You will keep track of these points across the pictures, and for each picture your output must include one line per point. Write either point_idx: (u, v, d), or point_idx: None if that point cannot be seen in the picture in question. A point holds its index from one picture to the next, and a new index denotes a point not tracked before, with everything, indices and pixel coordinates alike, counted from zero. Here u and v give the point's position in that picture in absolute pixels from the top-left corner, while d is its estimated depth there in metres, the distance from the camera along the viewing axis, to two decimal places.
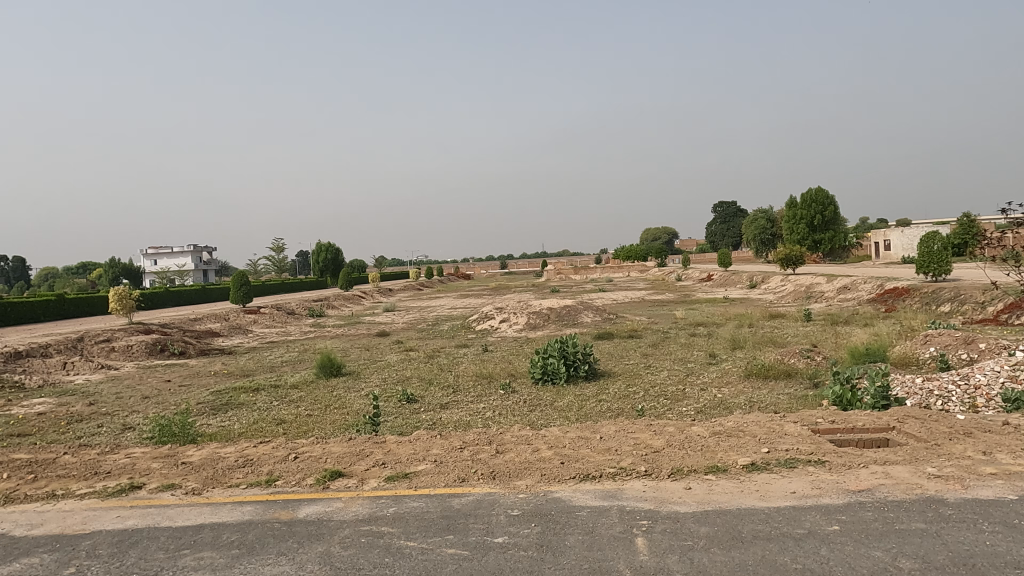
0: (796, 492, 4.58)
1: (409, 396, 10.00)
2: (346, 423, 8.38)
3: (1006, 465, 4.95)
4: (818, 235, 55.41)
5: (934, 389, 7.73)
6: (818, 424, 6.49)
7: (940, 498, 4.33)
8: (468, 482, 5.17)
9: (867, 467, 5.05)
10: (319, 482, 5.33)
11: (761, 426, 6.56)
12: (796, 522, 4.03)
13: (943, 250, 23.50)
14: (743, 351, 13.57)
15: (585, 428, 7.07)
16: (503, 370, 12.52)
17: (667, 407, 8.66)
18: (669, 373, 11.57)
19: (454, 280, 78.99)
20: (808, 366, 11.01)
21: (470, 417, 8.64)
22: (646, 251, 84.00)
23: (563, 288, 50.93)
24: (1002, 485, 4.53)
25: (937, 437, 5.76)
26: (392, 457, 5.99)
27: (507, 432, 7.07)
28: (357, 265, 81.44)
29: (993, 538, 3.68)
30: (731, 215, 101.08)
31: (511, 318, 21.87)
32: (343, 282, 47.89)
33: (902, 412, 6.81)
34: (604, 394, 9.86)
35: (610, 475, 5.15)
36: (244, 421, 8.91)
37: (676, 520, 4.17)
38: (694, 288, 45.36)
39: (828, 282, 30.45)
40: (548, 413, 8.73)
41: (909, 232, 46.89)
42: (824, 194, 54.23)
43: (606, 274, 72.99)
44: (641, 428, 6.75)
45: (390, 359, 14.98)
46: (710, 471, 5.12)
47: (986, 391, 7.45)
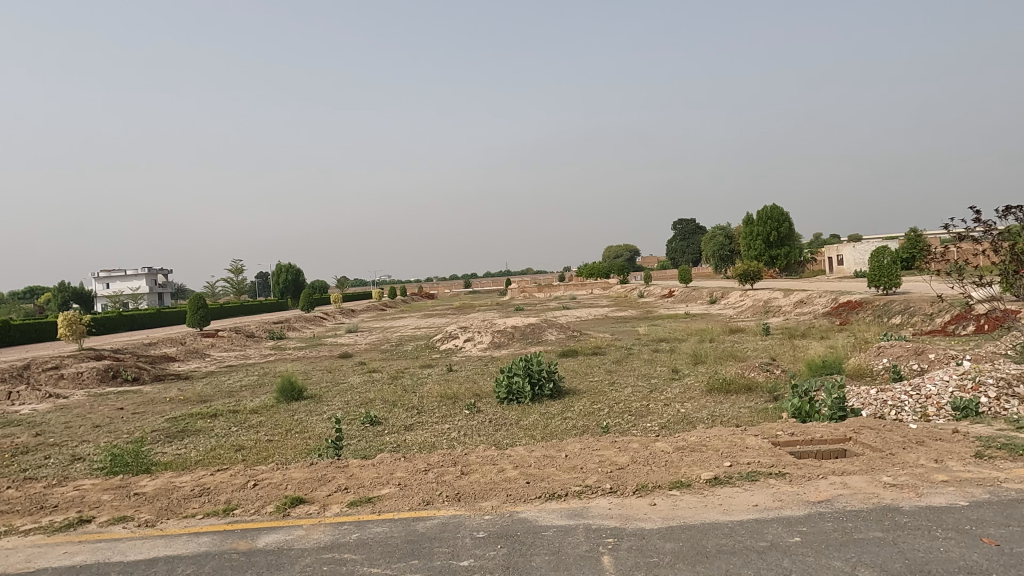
0: (758, 504, 4.65)
1: (372, 418, 9.85)
2: (308, 448, 8.20)
3: (956, 472, 5.11)
4: (773, 251, 56.66)
5: (888, 400, 7.96)
6: (778, 437, 6.61)
7: (895, 506, 4.45)
8: (432, 505, 5.10)
9: (826, 477, 5.15)
10: (279, 509, 5.20)
11: (724, 440, 6.65)
12: (759, 535, 4.08)
13: (892, 264, 24.31)
14: (705, 366, 13.78)
15: (551, 446, 7.05)
16: (468, 390, 12.44)
17: (632, 424, 8.73)
18: (633, 389, 11.65)
19: (417, 300, 78.78)
20: (768, 379, 11.24)
21: (435, 438, 8.56)
22: (609, 269, 84.92)
23: (526, 306, 51.25)
24: (954, 491, 4.68)
25: (891, 447, 5.92)
26: (355, 481, 5.88)
27: (471, 452, 7.02)
28: (319, 287, 80.53)
29: (946, 544, 3.78)
30: (691, 233, 102.95)
31: (475, 337, 21.78)
32: (305, 304, 47.38)
33: (858, 423, 6.98)
34: (569, 412, 9.88)
35: (576, 494, 5.15)
36: (201, 448, 8.66)
37: (642, 537, 4.18)
38: (655, 304, 46.00)
39: (785, 297, 31.20)
40: (513, 432, 8.70)
41: (861, 247, 48.42)
42: (779, 211, 55.58)
43: (570, 291, 73.57)
44: (605, 446, 6.77)
45: (353, 381, 14.77)
46: (675, 486, 5.16)
47: (936, 400, 7.70)
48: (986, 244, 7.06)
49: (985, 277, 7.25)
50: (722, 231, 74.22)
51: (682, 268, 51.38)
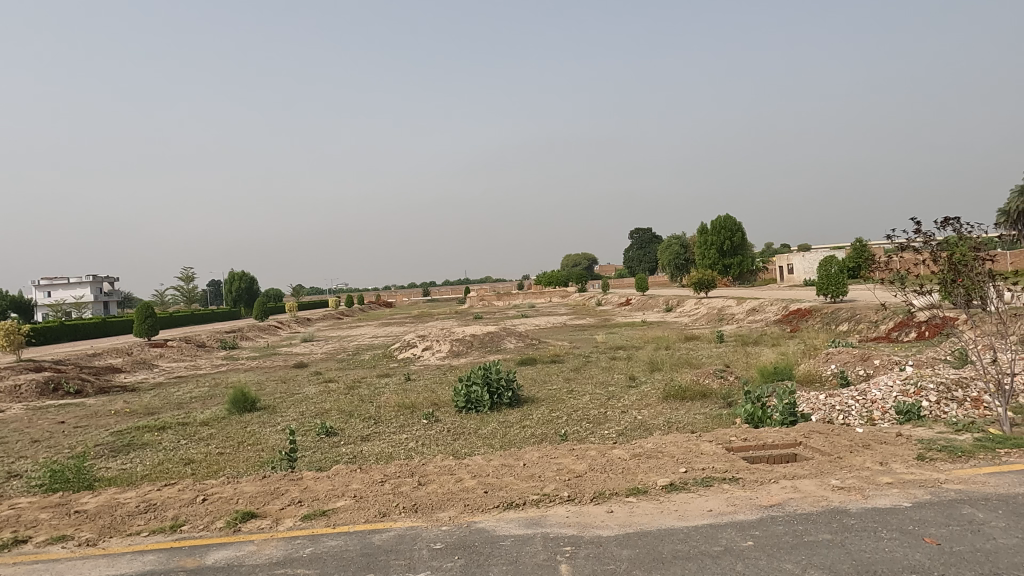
0: (712, 509, 4.73)
1: (328, 429, 9.68)
2: (260, 461, 8.00)
3: (900, 474, 5.29)
4: (727, 260, 57.97)
5: (836, 405, 8.20)
6: (732, 442, 6.74)
7: (843, 509, 4.57)
8: (389, 517, 5.03)
9: (777, 482, 5.27)
10: (229, 524, 5.05)
11: (679, 447, 6.74)
12: (713, 540, 4.14)
13: (839, 272, 25.12)
14: (661, 373, 13.98)
15: (509, 455, 7.03)
16: (426, 399, 12.33)
17: (590, 431, 8.79)
18: (591, 397, 11.73)
19: (375, 308, 77.88)
20: (722, 386, 11.46)
21: (392, 449, 8.46)
22: (567, 277, 85.60)
23: (485, 315, 51.21)
24: (898, 493, 4.84)
25: (839, 451, 6.10)
26: (309, 494, 5.75)
27: (428, 462, 6.94)
28: (274, 296, 78.96)
29: (891, 545, 3.90)
30: (647, 242, 104.66)
31: (434, 346, 21.63)
32: (259, 313, 46.33)
33: (808, 428, 7.17)
34: (528, 421, 9.89)
35: (534, 502, 5.14)
36: (148, 463, 8.36)
37: (599, 545, 4.19)
38: (613, 312, 46.59)
39: (738, 305, 31.95)
40: (472, 442, 8.65)
41: (810, 256, 49.90)
42: (732, 221, 56.91)
43: (529, 299, 73.89)
44: (563, 453, 6.79)
45: (308, 392, 14.49)
46: (631, 493, 5.20)
47: (880, 404, 7.96)
48: (926, 253, 7.36)
49: (925, 286, 7.53)
50: (677, 239, 75.56)
51: (638, 277, 52.05)
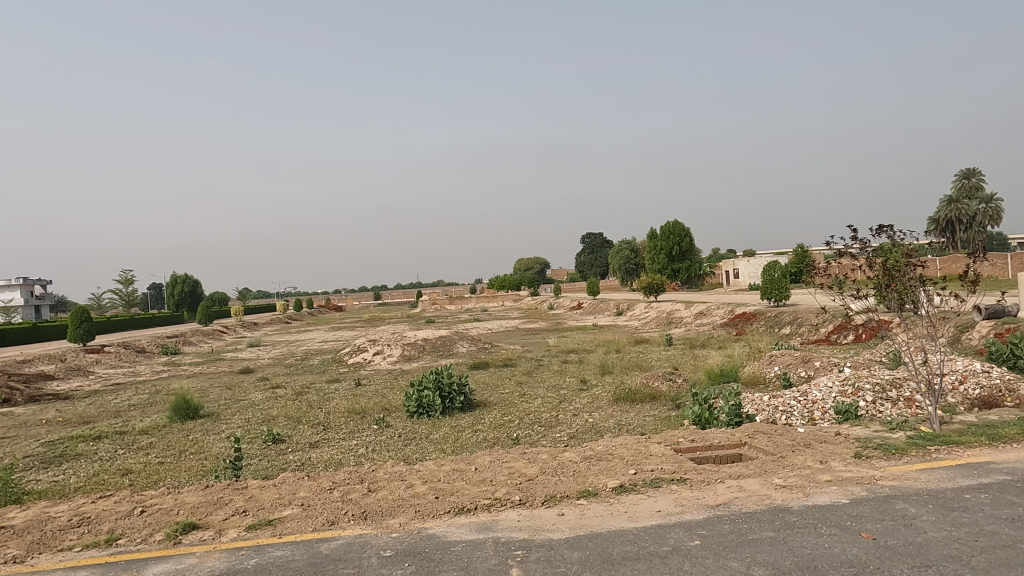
0: (661, 510, 4.80)
1: (275, 436, 9.44)
2: (204, 470, 7.76)
3: (839, 472, 5.48)
4: (675, 264, 59.21)
5: (779, 405, 8.46)
6: (680, 444, 6.87)
7: (786, 507, 4.71)
8: (337, 525, 4.93)
9: (724, 481, 5.39)
10: (169, 537, 4.87)
11: (629, 448, 6.84)
12: (662, 540, 4.21)
13: (782, 277, 25.97)
14: (611, 376, 14.16)
15: (461, 459, 6.99)
16: (376, 404, 12.16)
17: (542, 435, 8.82)
18: (543, 400, 11.79)
19: (325, 312, 76.50)
20: (670, 388, 11.68)
21: (341, 455, 8.31)
22: (520, 281, 85.98)
23: (438, 318, 50.91)
24: (837, 491, 5.01)
25: (782, 450, 6.28)
26: (254, 504, 5.60)
27: (379, 469, 6.84)
28: (219, 299, 76.69)
29: (831, 541, 4.03)
30: (598, 247, 106.06)
31: (385, 351, 21.36)
32: (203, 317, 44.95)
33: (752, 428, 7.37)
34: (480, 425, 9.87)
35: (485, 507, 5.13)
36: (81, 474, 7.99)
37: (550, 548, 4.21)
38: (565, 316, 47.01)
39: (686, 309, 32.66)
40: (423, 447, 8.58)
41: (755, 261, 51.42)
42: (680, 227, 58.24)
43: (481, 303, 73.83)
44: (514, 457, 6.79)
45: (254, 398, 14.12)
46: (582, 496, 5.25)
47: (821, 405, 8.25)
48: (863, 259, 7.67)
49: (862, 290, 7.82)
50: (627, 245, 76.81)
51: (590, 280, 52.61)
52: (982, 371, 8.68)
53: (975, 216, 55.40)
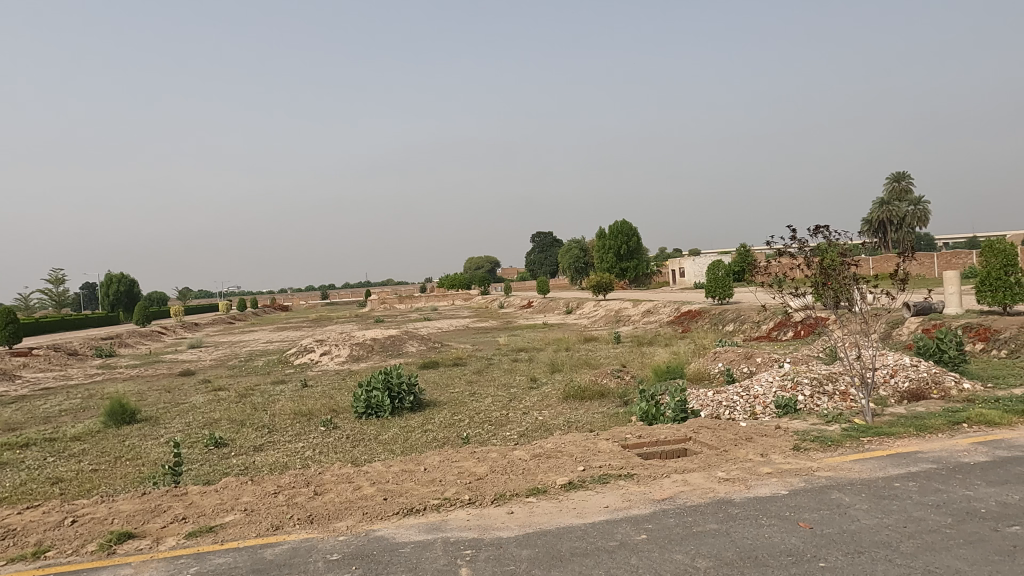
0: (609, 505, 4.87)
1: (217, 440, 9.16)
2: (141, 476, 7.46)
3: (778, 464, 5.67)
4: (624, 264, 60.15)
5: (722, 401, 8.69)
6: (627, 440, 6.98)
7: (728, 499, 4.84)
8: (282, 530, 4.82)
9: (669, 476, 5.51)
10: (102, 547, 4.66)
11: (578, 445, 6.91)
12: (609, 535, 4.27)
13: (726, 276, 26.70)
14: (561, 374, 14.28)
15: (410, 460, 6.93)
16: (324, 406, 11.94)
17: (492, 433, 8.83)
18: (493, 399, 11.79)
19: (271, 312, 74.67)
20: (618, 386, 11.86)
21: (287, 458, 8.13)
22: (470, 280, 85.86)
23: (387, 318, 50.30)
24: (777, 482, 5.18)
25: (725, 444, 6.46)
26: (195, 510, 5.42)
27: (326, 471, 6.72)
28: (157, 299, 73.91)
29: (770, 531, 4.17)
30: (548, 246, 106.80)
31: (332, 351, 20.99)
32: (140, 317, 43.23)
33: (697, 423, 7.54)
34: (429, 424, 9.81)
35: (434, 507, 5.10)
36: (7, 484, 7.58)
37: (499, 546, 4.21)
38: (515, 314, 47.19)
39: (634, 307, 33.20)
40: (372, 448, 8.47)
41: (700, 260, 52.66)
42: (628, 227, 59.19)
43: (431, 302, 73.32)
44: (464, 457, 6.77)
45: (195, 401, 13.67)
46: (531, 493, 5.27)
47: (762, 399, 8.51)
48: (801, 258, 7.94)
49: (800, 288, 8.08)
50: (577, 244, 77.62)
51: (540, 279, 52.84)
52: (911, 365, 9.12)
53: (905, 218, 58.13)
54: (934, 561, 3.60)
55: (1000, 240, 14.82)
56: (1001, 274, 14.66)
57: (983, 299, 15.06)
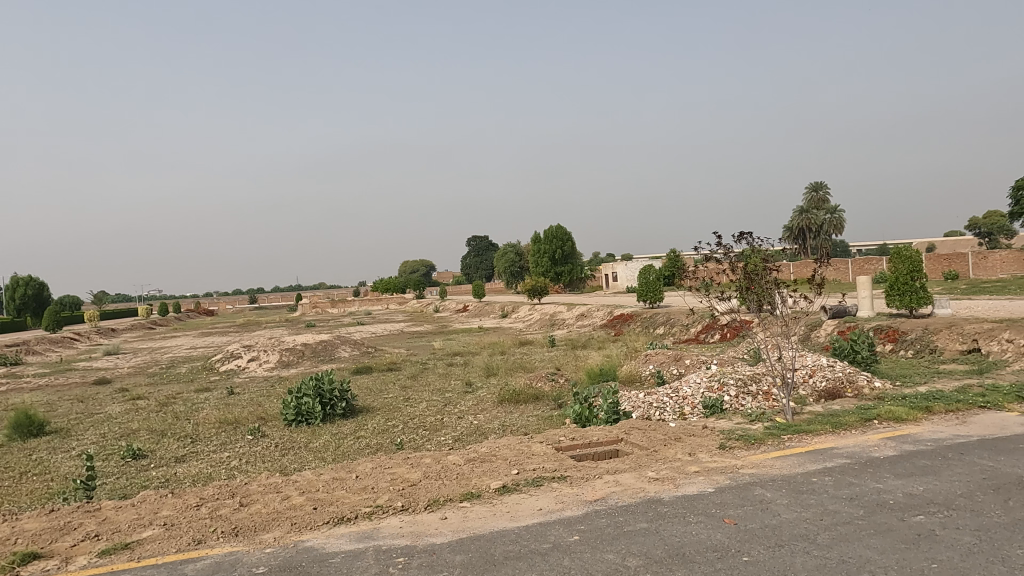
0: (542, 508, 4.90)
1: (136, 451, 8.70)
2: (50, 493, 7.00)
3: (705, 463, 5.86)
4: (558, 268, 60.84)
5: (653, 402, 8.90)
6: (561, 442, 7.06)
7: (657, 498, 4.96)
8: (204, 544, 4.62)
9: (601, 477, 5.59)
10: (3, 569, 4.35)
11: (512, 449, 6.93)
12: (542, 537, 4.30)
13: (657, 280, 27.38)
14: (496, 378, 14.29)
15: (341, 468, 6.77)
16: (251, 413, 11.53)
17: (426, 439, 8.74)
18: (428, 404, 11.68)
19: (195, 317, 71.65)
20: (553, 389, 11.97)
21: (212, 469, 7.81)
22: (405, 284, 84.93)
23: (318, 322, 49.08)
24: (703, 480, 5.35)
25: (655, 444, 6.62)
26: (108, 526, 5.13)
27: (253, 481, 6.48)
28: (69, 304, 69.70)
29: (697, 528, 4.29)
30: (484, 250, 106.91)
31: (261, 357, 20.32)
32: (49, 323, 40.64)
33: (629, 425, 7.70)
34: (363, 431, 9.63)
35: (366, 515, 5.00)
36: None
37: (432, 553, 4.17)
38: (451, 318, 47.01)
39: (568, 311, 33.60)
40: (302, 456, 8.25)
41: (632, 265, 53.90)
42: (563, 231, 59.88)
43: (365, 306, 72.12)
44: (397, 463, 6.67)
45: (111, 411, 12.96)
46: (465, 498, 5.25)
47: (690, 400, 8.77)
48: (726, 263, 8.23)
49: (726, 293, 8.34)
50: (512, 248, 77.95)
51: (475, 282, 52.72)
52: (827, 365, 9.60)
53: (823, 226, 61.21)
54: (848, 552, 3.79)
55: (907, 247, 15.79)
56: (908, 279, 15.63)
57: (892, 302, 16.01)
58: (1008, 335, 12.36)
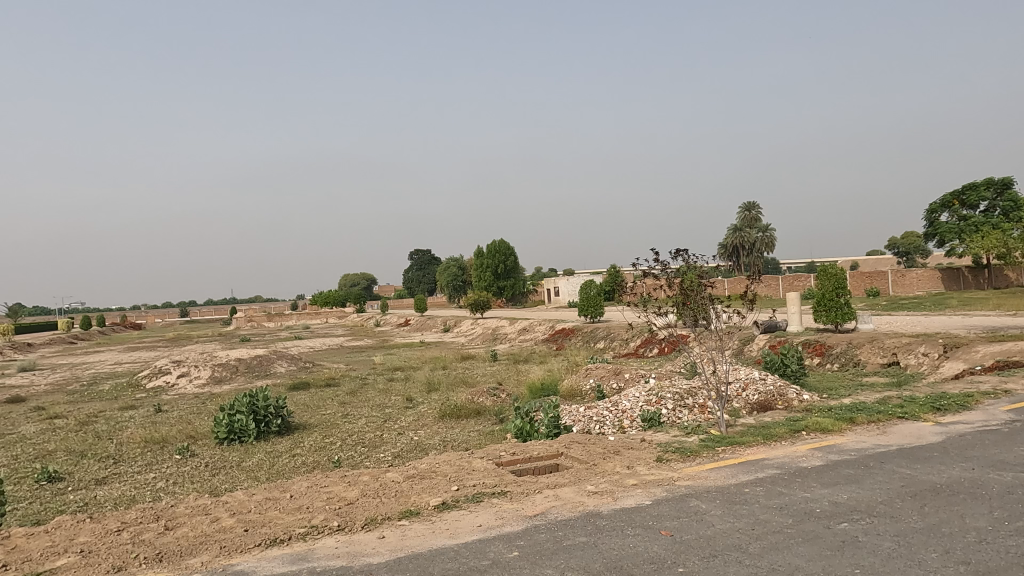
0: (482, 524, 4.87)
1: (51, 474, 8.19)
2: None
3: (643, 476, 5.95)
4: (501, 282, 61.12)
5: (593, 416, 9.00)
6: (501, 457, 7.04)
7: (597, 512, 5.00)
8: (126, 572, 4.38)
9: (541, 492, 5.60)
10: None
11: (452, 465, 6.87)
12: (482, 554, 4.26)
13: (598, 295, 27.83)
14: (437, 393, 14.16)
15: (275, 487, 6.56)
16: (179, 432, 11.03)
17: (365, 455, 8.57)
18: (367, 420, 11.46)
19: (120, 331, 68.31)
20: (494, 403, 11.96)
21: (136, 491, 7.42)
22: (346, 297, 83.50)
23: (255, 336, 47.64)
24: (641, 493, 5.43)
25: (594, 458, 6.69)
26: (19, 556, 4.80)
27: (180, 503, 6.19)
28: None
29: (635, 540, 4.35)
30: (427, 264, 106.34)
31: (191, 372, 19.53)
32: None
33: (569, 439, 7.75)
34: (299, 448, 9.36)
35: (300, 536, 4.85)
36: None
37: (370, 573, 4.08)
38: (392, 332, 46.40)
39: (510, 325, 33.70)
40: (234, 476, 7.95)
41: (573, 280, 54.61)
42: (506, 245, 60.25)
43: (303, 320, 70.43)
44: (334, 481, 6.51)
45: (26, 431, 12.17)
46: (404, 516, 5.16)
47: (630, 413, 8.91)
48: (664, 279, 8.44)
49: (663, 309, 8.54)
50: (455, 262, 77.84)
51: (417, 296, 52.37)
52: (759, 379, 9.92)
53: (755, 244, 63.63)
54: (778, 560, 3.91)
55: (833, 265, 16.54)
56: (833, 296, 16.38)
57: (819, 318, 16.73)
58: (924, 349, 13.11)
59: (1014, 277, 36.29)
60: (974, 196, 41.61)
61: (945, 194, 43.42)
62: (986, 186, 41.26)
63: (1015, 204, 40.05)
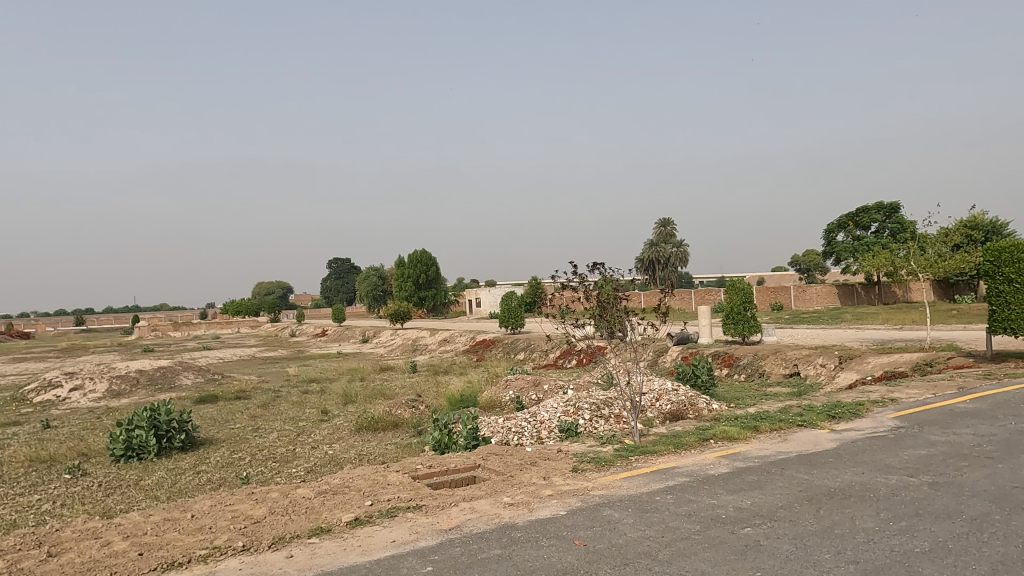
0: (395, 540, 4.77)
1: None
2: None
3: (559, 486, 6.01)
4: (422, 292, 60.70)
5: (512, 427, 9.03)
6: (417, 470, 6.94)
7: (512, 523, 5.00)
8: None
9: (456, 505, 5.55)
10: None
11: (366, 479, 6.70)
12: (394, 570, 4.17)
13: (518, 306, 28.07)
14: (353, 405, 13.84)
15: (175, 507, 6.18)
16: (69, 450, 10.23)
17: (275, 471, 8.24)
18: (279, 434, 11.04)
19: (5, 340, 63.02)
20: (412, 415, 11.79)
21: (18, 515, 6.83)
22: (260, 305, 80.53)
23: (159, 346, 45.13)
24: (556, 503, 5.48)
25: (511, 469, 6.70)
26: None
27: (67, 527, 5.72)
28: None
29: (549, 551, 4.37)
30: (346, 272, 104.26)
31: (86, 385, 18.23)
32: None
33: (486, 450, 7.72)
34: (204, 465, 8.90)
35: (201, 558, 4.59)
36: None
37: None
38: (308, 343, 45.06)
39: (431, 336, 33.44)
40: (131, 496, 7.46)
41: (495, 291, 54.94)
42: (427, 256, 60.05)
43: (213, 329, 67.38)
44: (240, 499, 6.21)
45: None
46: (314, 534, 4.99)
47: (547, 425, 8.99)
48: (581, 292, 8.56)
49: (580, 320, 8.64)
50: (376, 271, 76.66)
51: (336, 307, 51.24)
52: (672, 390, 10.26)
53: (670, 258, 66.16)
54: (685, 565, 4.03)
55: (740, 279, 17.37)
56: (741, 309, 17.17)
57: (728, 330, 17.51)
58: (822, 360, 13.94)
59: (901, 293, 39.35)
60: (866, 218, 44.82)
61: (841, 215, 46.53)
62: (876, 209, 44.54)
63: (901, 226, 43.58)
